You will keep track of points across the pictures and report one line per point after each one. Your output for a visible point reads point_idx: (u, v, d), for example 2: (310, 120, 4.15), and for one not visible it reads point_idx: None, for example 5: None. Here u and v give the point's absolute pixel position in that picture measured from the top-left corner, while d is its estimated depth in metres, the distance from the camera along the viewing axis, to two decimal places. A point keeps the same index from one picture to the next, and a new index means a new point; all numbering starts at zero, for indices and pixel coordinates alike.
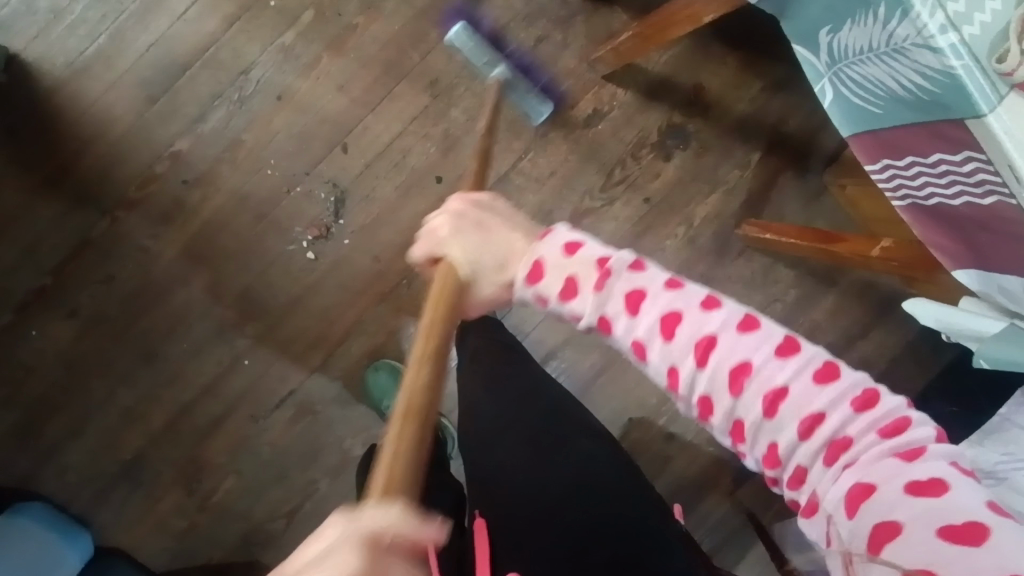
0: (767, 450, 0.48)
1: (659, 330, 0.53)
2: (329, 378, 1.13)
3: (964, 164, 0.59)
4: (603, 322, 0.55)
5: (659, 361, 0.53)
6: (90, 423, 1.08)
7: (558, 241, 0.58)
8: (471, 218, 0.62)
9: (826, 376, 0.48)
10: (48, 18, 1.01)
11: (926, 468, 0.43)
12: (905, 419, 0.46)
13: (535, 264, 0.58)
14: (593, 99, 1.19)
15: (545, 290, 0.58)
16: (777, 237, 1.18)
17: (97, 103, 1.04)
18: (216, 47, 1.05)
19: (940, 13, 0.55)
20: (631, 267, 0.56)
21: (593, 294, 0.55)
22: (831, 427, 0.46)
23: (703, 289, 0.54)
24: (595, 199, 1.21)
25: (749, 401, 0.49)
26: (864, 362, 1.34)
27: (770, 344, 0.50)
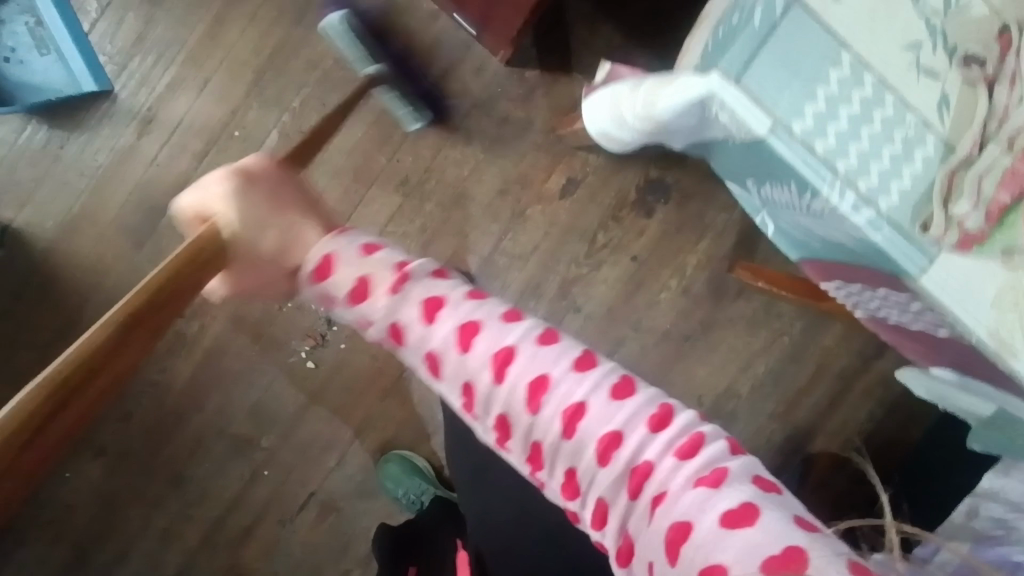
0: (567, 477, 0.50)
1: (456, 341, 0.52)
2: (346, 476, 1.19)
3: (913, 305, 0.55)
4: (428, 356, 0.53)
5: (454, 377, 0.52)
6: (134, 547, 1.17)
7: (357, 242, 0.56)
8: (255, 192, 0.76)
9: (622, 393, 0.50)
10: (33, 183, 1.06)
11: (734, 496, 0.43)
12: (701, 436, 0.48)
13: (326, 259, 0.54)
14: (564, 168, 1.17)
15: (335, 286, 0.55)
16: (770, 287, 1.16)
17: (90, 255, 1.08)
18: (191, 184, 1.07)
19: (850, 193, 0.47)
20: (435, 276, 0.56)
21: (387, 295, 0.53)
22: (631, 451, 0.47)
23: (504, 303, 0.54)
24: (582, 265, 1.21)
25: (548, 420, 0.49)
26: (885, 380, 1.32)
27: (569, 358, 0.51)
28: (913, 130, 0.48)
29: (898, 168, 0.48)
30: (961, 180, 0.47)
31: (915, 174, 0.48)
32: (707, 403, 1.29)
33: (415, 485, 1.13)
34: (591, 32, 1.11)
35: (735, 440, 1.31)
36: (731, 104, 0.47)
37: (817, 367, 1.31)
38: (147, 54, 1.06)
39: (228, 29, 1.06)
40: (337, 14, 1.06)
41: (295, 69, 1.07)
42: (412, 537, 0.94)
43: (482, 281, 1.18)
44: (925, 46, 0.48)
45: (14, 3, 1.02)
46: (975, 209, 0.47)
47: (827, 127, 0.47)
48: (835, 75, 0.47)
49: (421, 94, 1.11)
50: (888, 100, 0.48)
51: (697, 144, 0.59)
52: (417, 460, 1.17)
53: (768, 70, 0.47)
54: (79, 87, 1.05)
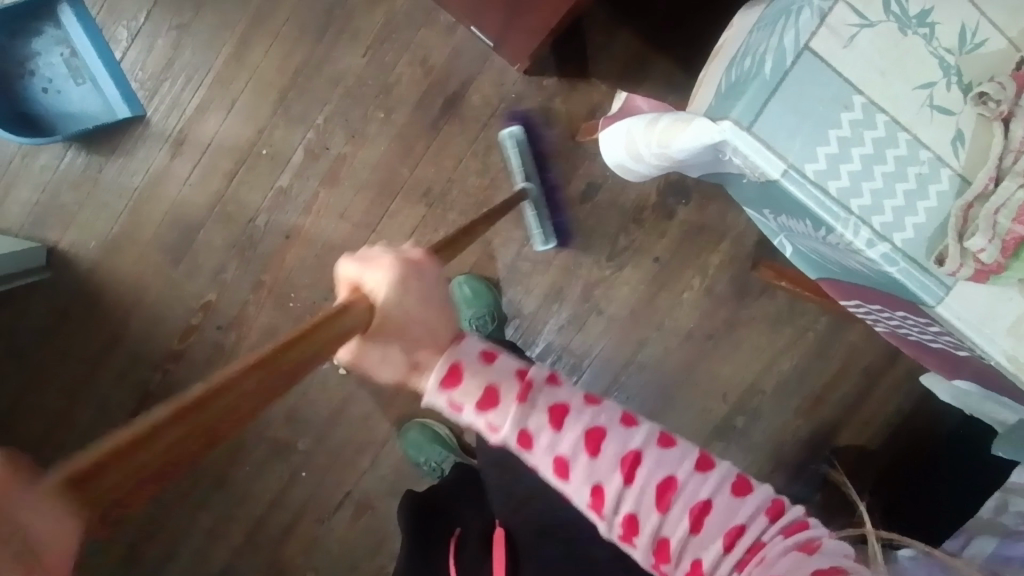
0: (692, 567, 0.50)
1: (586, 446, 0.52)
2: (379, 476, 1.24)
3: (930, 328, 0.54)
4: (523, 439, 0.52)
5: (585, 480, 0.51)
6: (183, 544, 1.24)
7: (474, 346, 0.53)
8: (420, 282, 0.49)
9: (740, 489, 0.52)
10: (75, 205, 1.11)
11: (824, 558, 0.47)
12: (804, 522, 0.51)
13: (454, 367, 0.51)
14: (584, 173, 1.19)
15: (460, 399, 0.52)
16: (793, 286, 1.16)
17: (131, 272, 1.13)
18: (223, 202, 1.12)
19: (865, 229, 0.47)
20: (548, 382, 0.54)
21: (514, 405, 0.52)
22: (750, 538, 0.50)
23: (619, 406, 0.55)
24: (603, 268, 1.22)
25: (677, 519, 0.50)
26: (912, 375, 1.31)
27: (690, 461, 0.53)
28: (927, 167, 0.48)
29: (913, 204, 0.47)
30: (976, 215, 0.47)
31: (931, 209, 0.48)
32: (731, 400, 1.30)
33: (434, 452, 1.17)
34: (607, 39, 1.13)
35: (760, 436, 1.31)
36: (744, 150, 0.47)
37: (843, 362, 1.31)
38: (176, 78, 1.09)
39: (252, 51, 1.10)
40: (512, 131, 1.13)
41: (318, 88, 1.11)
42: (431, 510, 0.90)
43: (506, 286, 1.21)
44: (940, 83, 0.48)
45: (48, 34, 1.06)
46: (990, 243, 0.46)
47: (841, 168, 0.47)
48: (848, 118, 0.46)
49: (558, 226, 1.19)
50: (902, 138, 0.47)
51: (712, 173, 0.59)
52: (436, 428, 1.21)
53: (781, 116, 0.46)
54: (114, 114, 1.09)
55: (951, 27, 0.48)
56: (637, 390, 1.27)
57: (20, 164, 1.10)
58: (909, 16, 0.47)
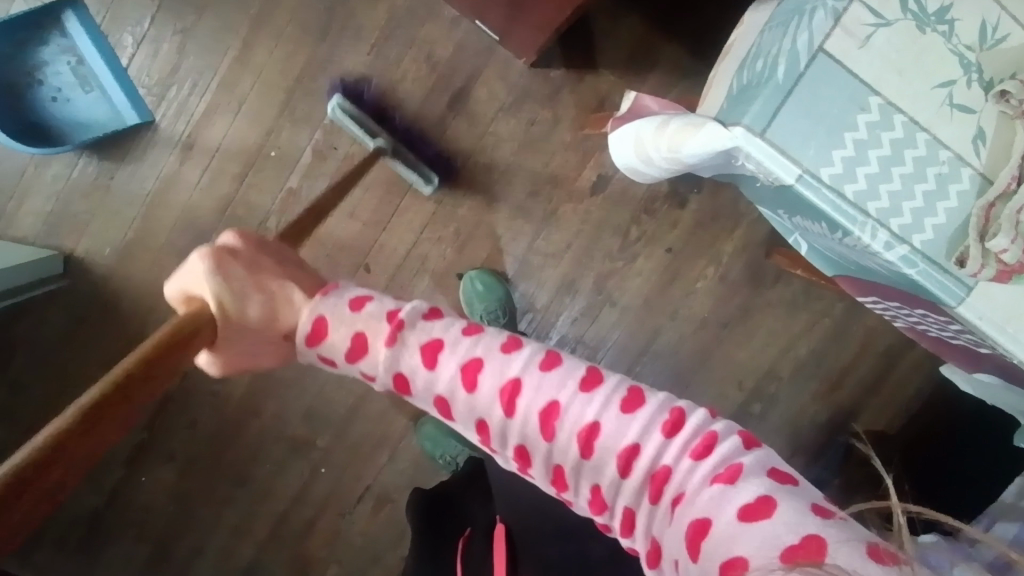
0: (592, 494, 0.49)
1: (461, 380, 0.53)
2: (398, 470, 1.25)
3: (952, 326, 0.54)
4: (400, 379, 0.55)
5: (466, 413, 0.53)
6: (208, 542, 1.25)
7: (345, 296, 0.57)
8: (240, 263, 0.53)
9: (633, 405, 0.50)
10: (89, 214, 1.12)
11: (749, 489, 0.42)
12: (713, 434, 0.47)
13: (318, 321, 0.55)
14: (595, 164, 1.17)
15: (330, 351, 0.56)
16: (809, 274, 1.15)
17: (146, 277, 1.14)
18: (234, 205, 1.12)
19: (883, 232, 0.46)
20: (426, 318, 0.57)
21: (386, 346, 0.54)
22: (646, 459, 0.47)
23: (501, 333, 0.56)
24: (616, 259, 1.21)
25: (564, 444, 0.49)
26: (928, 356, 1.31)
27: (575, 380, 0.51)
28: (946, 167, 0.46)
29: (932, 205, 0.46)
30: (998, 214, 0.46)
31: (951, 209, 0.47)
32: (748, 387, 1.30)
33: (450, 446, 1.17)
34: (613, 28, 1.11)
35: (777, 423, 1.31)
36: (757, 157, 0.46)
37: (859, 346, 1.30)
38: (182, 83, 1.09)
39: (256, 53, 1.09)
40: (334, 99, 1.07)
41: (324, 87, 1.10)
42: (446, 505, 0.91)
43: (518, 280, 1.20)
44: (960, 81, 0.46)
45: (54, 43, 1.06)
46: (1013, 243, 0.45)
47: (858, 171, 0.45)
48: (865, 120, 0.45)
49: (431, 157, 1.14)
50: (921, 139, 0.46)
51: (726, 174, 0.58)
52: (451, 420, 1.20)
53: (797, 120, 0.45)
54: (123, 121, 1.09)
55: (970, 23, 0.46)
56: (653, 379, 1.27)
57: (33, 174, 1.11)
58: (927, 14, 0.46)
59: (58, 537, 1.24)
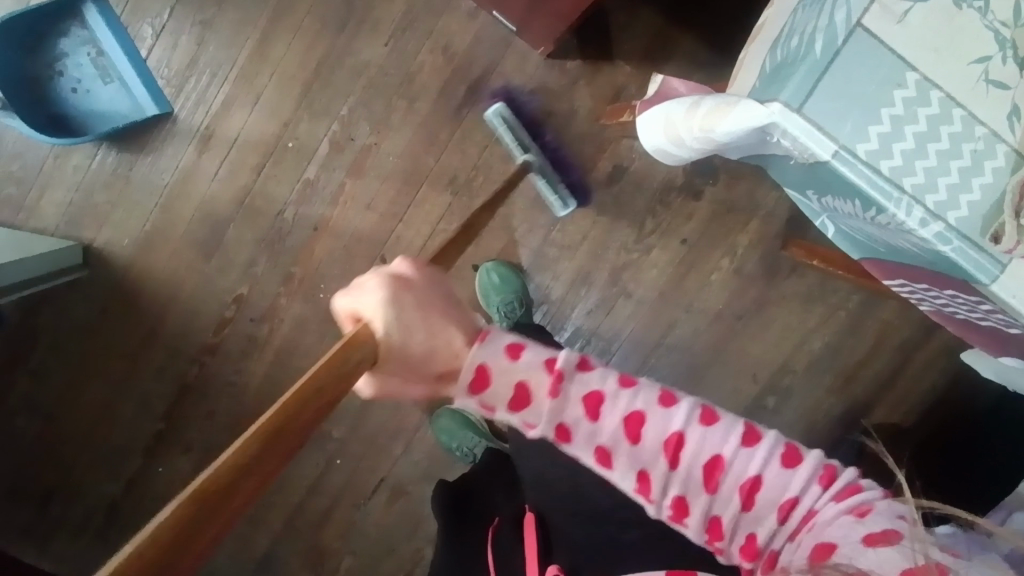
0: (746, 542, 0.48)
1: (625, 432, 0.51)
2: (413, 462, 1.26)
3: (981, 305, 0.54)
4: (562, 432, 0.51)
5: (628, 465, 0.50)
6: (225, 530, 1.27)
7: (500, 343, 0.52)
8: (413, 295, 0.48)
9: (791, 460, 0.49)
10: (109, 204, 1.12)
11: (878, 522, 0.45)
12: (857, 485, 0.49)
13: (481, 370, 0.51)
14: (610, 156, 1.17)
15: (492, 400, 0.51)
16: (826, 265, 1.14)
17: (164, 268, 1.14)
18: (251, 197, 1.12)
19: (918, 209, 0.46)
20: (579, 368, 0.52)
21: (551, 399, 0.50)
22: (805, 509, 0.47)
23: (654, 386, 0.53)
24: (632, 251, 1.21)
25: (727, 496, 0.48)
26: (945, 350, 1.30)
27: (735, 434, 0.50)
28: (981, 144, 0.47)
29: (967, 182, 0.46)
30: None
31: (986, 186, 0.47)
32: (762, 379, 1.30)
33: (467, 438, 1.18)
34: (630, 19, 1.11)
35: (791, 415, 1.31)
36: (793, 133, 0.46)
37: (874, 339, 1.30)
38: (201, 74, 1.10)
39: (275, 45, 1.10)
40: (496, 107, 1.11)
41: (341, 79, 1.11)
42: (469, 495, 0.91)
43: (533, 272, 1.21)
44: (995, 57, 0.47)
45: (75, 34, 1.07)
46: None
47: (893, 147, 0.46)
48: (901, 96, 0.46)
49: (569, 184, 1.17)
50: (957, 115, 0.46)
51: (756, 155, 0.58)
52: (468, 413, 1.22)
53: (831, 96, 0.46)
54: (142, 112, 1.10)
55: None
56: (668, 371, 1.27)
57: (53, 165, 1.11)
58: None
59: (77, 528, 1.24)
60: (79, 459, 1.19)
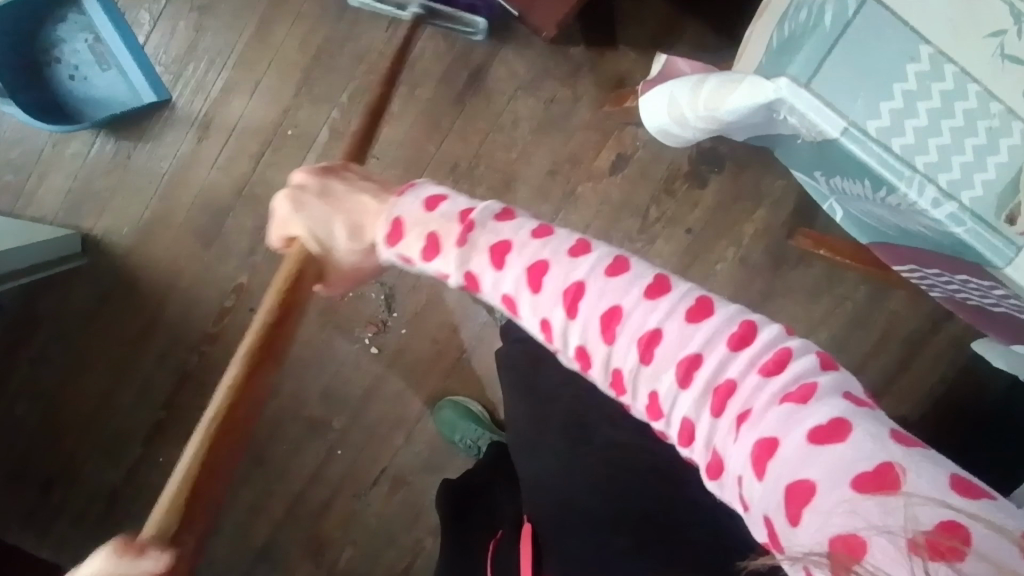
0: (650, 401, 0.45)
1: (528, 281, 0.51)
2: (414, 453, 1.26)
3: (995, 292, 0.52)
4: (471, 280, 0.53)
5: (532, 313, 0.51)
6: (225, 519, 1.28)
7: (418, 196, 0.57)
8: (319, 195, 0.62)
9: (699, 314, 0.45)
10: (107, 193, 1.12)
11: (823, 411, 0.37)
12: (788, 350, 0.42)
13: (394, 223, 0.57)
14: (614, 144, 1.16)
15: (408, 250, 0.56)
16: (833, 255, 1.13)
17: (163, 258, 1.14)
18: (251, 185, 1.11)
19: (930, 188, 0.45)
20: (497, 218, 0.54)
21: (455, 249, 0.53)
22: (709, 371, 0.43)
23: (572, 236, 0.52)
24: (636, 241, 1.19)
25: (624, 348, 0.46)
26: (955, 342, 1.29)
27: (640, 285, 0.48)
28: (998, 120, 0.45)
29: (983, 161, 0.45)
30: None
31: (1002, 165, 0.45)
32: None
33: (471, 431, 1.17)
34: (635, 4, 1.10)
35: None
36: (800, 108, 0.45)
37: (882, 330, 1.28)
38: (200, 60, 1.09)
39: (276, 32, 1.09)
40: None
41: (342, 66, 1.09)
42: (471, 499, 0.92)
43: None
44: (1011, 32, 0.45)
45: (73, 20, 1.06)
46: None
47: (904, 124, 0.45)
48: (914, 70, 0.45)
49: (469, 2, 1.07)
50: (971, 91, 0.45)
51: (762, 137, 0.57)
52: (469, 404, 1.21)
53: (838, 72, 0.45)
54: (140, 99, 1.09)
55: None
56: None
57: (52, 153, 1.10)
58: None
59: (78, 517, 1.23)
60: (82, 443, 1.21)
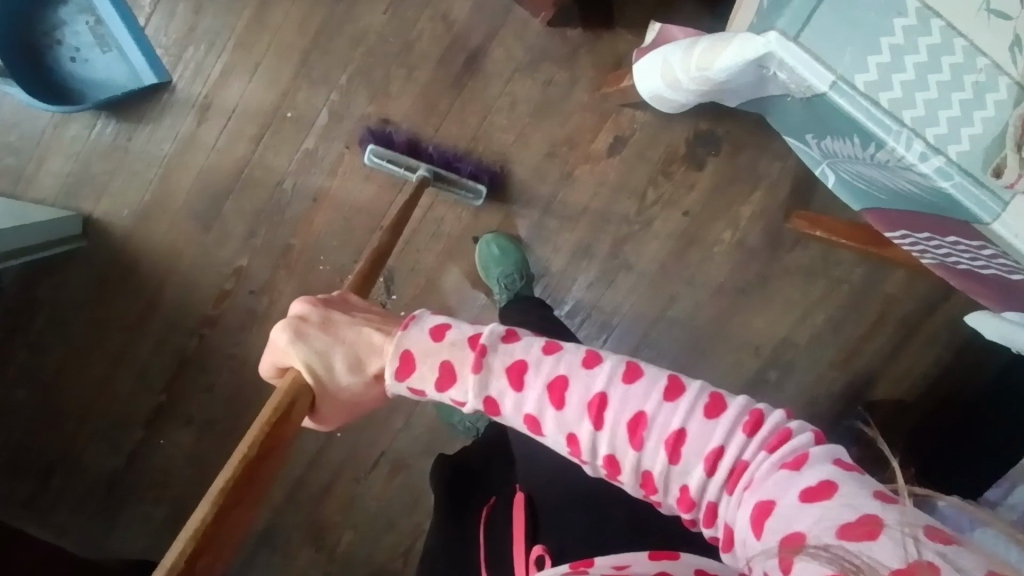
0: (681, 494, 0.47)
1: (549, 398, 0.50)
2: (413, 435, 1.26)
3: (983, 250, 0.53)
4: (491, 403, 0.52)
5: (556, 429, 0.50)
6: None
7: (424, 325, 0.55)
8: (314, 324, 0.59)
9: (715, 410, 0.47)
10: (106, 175, 1.12)
11: (814, 474, 0.41)
12: (789, 430, 0.45)
13: (406, 355, 0.54)
14: (612, 126, 1.16)
15: (420, 384, 0.54)
16: (829, 236, 1.14)
17: (163, 241, 1.14)
18: (250, 167, 1.12)
19: (917, 142, 0.46)
20: (506, 339, 0.53)
21: (473, 373, 0.51)
22: (729, 458, 0.45)
23: (581, 348, 0.53)
24: (632, 223, 1.21)
25: (653, 451, 0.47)
26: (950, 324, 1.30)
27: (657, 389, 0.48)
28: (984, 75, 0.45)
29: (969, 115, 0.46)
30: None
31: (988, 119, 0.46)
32: (764, 353, 1.29)
33: (470, 413, 1.18)
34: None
35: (793, 390, 1.31)
36: (790, 63, 0.47)
37: (879, 313, 1.29)
38: (199, 43, 1.09)
39: (274, 14, 1.09)
40: None
41: (340, 49, 1.10)
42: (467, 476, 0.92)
43: (532, 243, 1.20)
44: None
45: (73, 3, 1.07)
46: None
47: (892, 79, 0.46)
48: (901, 25, 0.45)
49: (472, 171, 1.14)
50: (959, 45, 0.45)
51: (754, 101, 0.58)
52: None
53: (830, 26, 0.46)
54: (140, 81, 1.09)
55: None
56: (669, 346, 1.26)
57: (52, 135, 1.11)
58: None
59: (79, 501, 1.23)
60: (82, 428, 1.21)
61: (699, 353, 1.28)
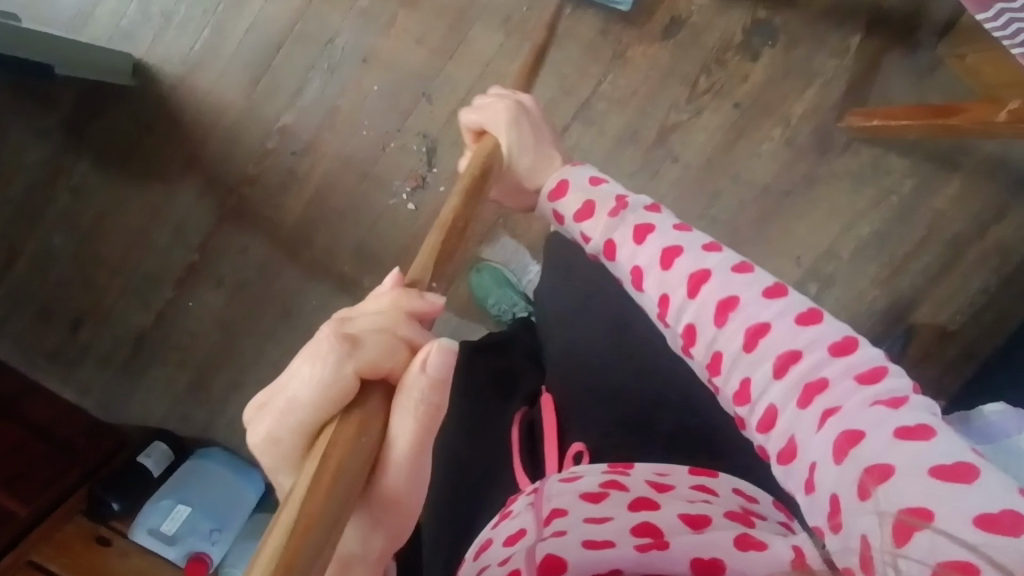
0: (741, 386, 0.50)
1: (659, 260, 0.56)
2: (443, 318, 1.25)
3: None
4: (609, 246, 0.61)
5: (666, 298, 0.55)
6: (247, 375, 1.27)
7: (583, 183, 0.65)
8: (529, 119, 0.68)
9: (810, 320, 0.49)
10: (160, 21, 1.13)
11: (912, 415, 0.42)
12: (883, 370, 0.46)
13: (585, 203, 0.64)
14: (668, 8, 1.16)
15: (564, 209, 0.66)
16: (886, 122, 1.09)
17: (210, 91, 1.15)
18: (304, 21, 1.12)
19: None
20: (645, 209, 0.61)
21: (607, 216, 0.61)
22: (809, 369, 0.47)
23: (727, 252, 0.55)
24: (681, 112, 1.19)
25: (732, 332, 0.51)
26: (1000, 249, 1.20)
27: (761, 286, 0.52)
28: None
29: None
30: None
31: None
32: (805, 264, 1.23)
33: (507, 299, 1.16)
34: None
35: (831, 305, 1.23)
36: None
37: (927, 230, 1.20)
38: None
39: None
40: None
41: None
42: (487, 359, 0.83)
43: (580, 124, 1.20)
44: None
45: None
46: None
47: None
48: None
49: None
50: None
51: None
52: (507, 272, 1.19)
53: None
54: None
55: None
56: None
57: None
58: None
59: (103, 354, 1.23)
60: (111, 282, 1.21)
61: (737, 261, 1.23)
